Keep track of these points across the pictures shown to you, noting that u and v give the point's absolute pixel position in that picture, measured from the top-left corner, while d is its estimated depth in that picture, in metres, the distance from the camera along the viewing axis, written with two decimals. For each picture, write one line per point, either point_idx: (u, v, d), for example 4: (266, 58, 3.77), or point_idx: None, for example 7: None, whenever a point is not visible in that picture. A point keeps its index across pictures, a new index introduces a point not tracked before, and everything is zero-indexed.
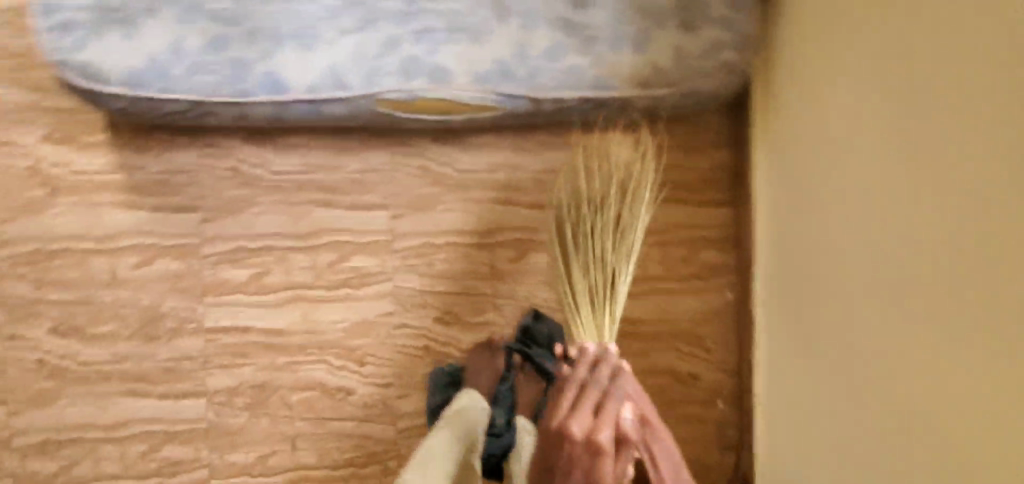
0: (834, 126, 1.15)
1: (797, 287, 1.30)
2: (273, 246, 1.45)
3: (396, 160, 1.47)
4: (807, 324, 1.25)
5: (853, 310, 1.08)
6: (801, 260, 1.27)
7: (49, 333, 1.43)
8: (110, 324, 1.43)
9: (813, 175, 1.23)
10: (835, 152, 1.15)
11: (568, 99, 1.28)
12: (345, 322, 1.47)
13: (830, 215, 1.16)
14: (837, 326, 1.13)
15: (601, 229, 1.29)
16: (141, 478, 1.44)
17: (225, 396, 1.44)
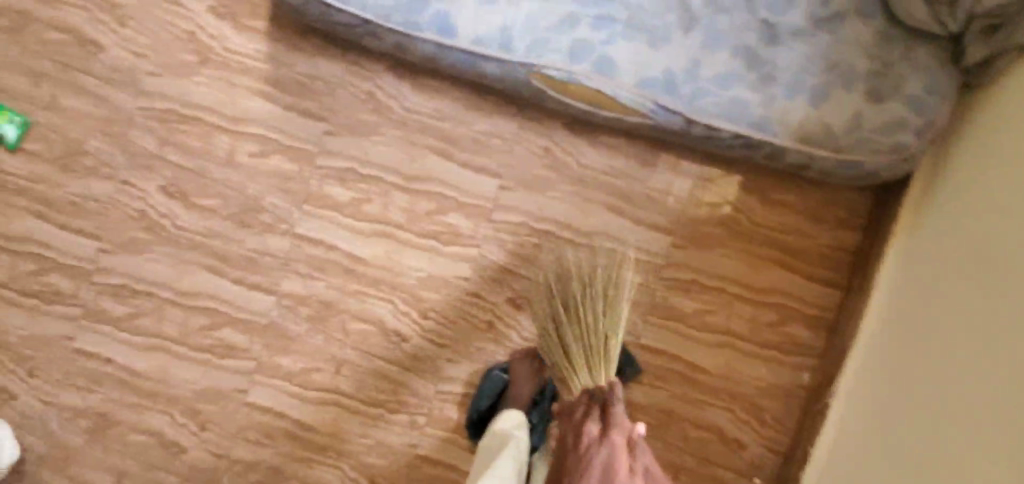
0: (959, 235, 1.20)
1: (870, 374, 1.33)
2: (380, 177, 1.46)
3: (522, 134, 1.45)
4: (865, 407, 1.31)
5: (897, 416, 1.19)
6: (887, 350, 1.31)
7: (156, 190, 1.50)
8: (212, 200, 1.48)
9: (910, 292, 1.30)
10: (950, 258, 1.21)
11: (723, 130, 1.22)
12: (422, 272, 1.47)
13: (928, 314, 1.22)
14: (897, 414, 1.19)
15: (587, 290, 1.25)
16: (194, 350, 1.50)
17: (292, 302, 1.48)
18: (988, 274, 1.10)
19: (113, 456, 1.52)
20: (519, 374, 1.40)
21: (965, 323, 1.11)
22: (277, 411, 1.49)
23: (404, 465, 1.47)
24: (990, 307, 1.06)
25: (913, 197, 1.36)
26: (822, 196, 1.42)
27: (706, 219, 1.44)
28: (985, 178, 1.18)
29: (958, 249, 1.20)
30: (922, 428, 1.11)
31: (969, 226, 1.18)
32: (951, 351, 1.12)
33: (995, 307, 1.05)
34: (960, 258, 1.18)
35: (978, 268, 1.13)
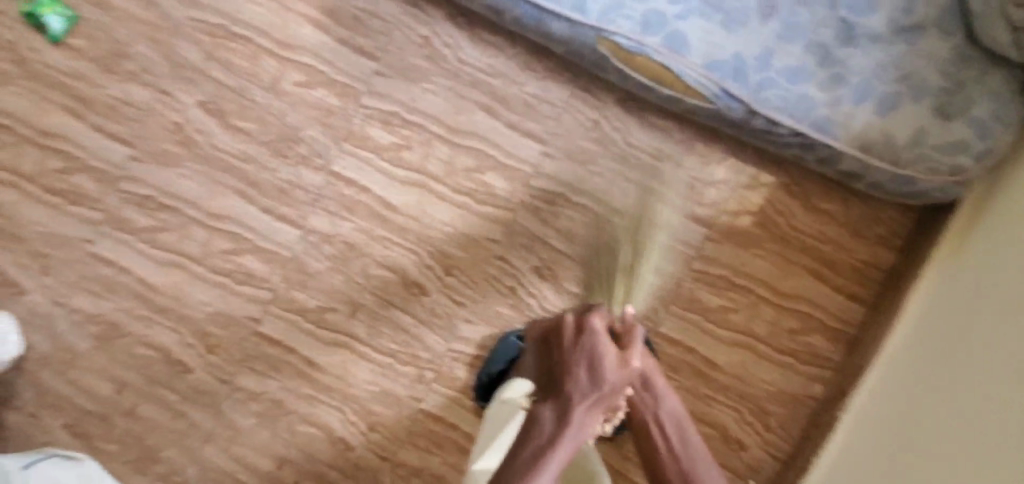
0: (1010, 249, 1.17)
1: (897, 382, 1.31)
2: (424, 126, 1.43)
3: (574, 104, 1.42)
4: (888, 414, 1.28)
5: (897, 439, 1.21)
6: (919, 361, 1.28)
7: (195, 105, 1.47)
8: (250, 124, 1.46)
9: (950, 302, 1.28)
10: (998, 272, 1.18)
11: (783, 125, 1.21)
12: (451, 228, 1.45)
13: (967, 327, 1.19)
14: (922, 425, 1.17)
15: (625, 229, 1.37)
16: (212, 273, 1.48)
17: (317, 239, 1.46)
18: (1012, 296, 1.11)
19: (117, 366, 1.51)
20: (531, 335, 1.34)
21: (980, 358, 1.12)
22: (287, 345, 1.48)
23: (406, 416, 1.47)
24: (1005, 331, 1.09)
25: (958, 225, 1.35)
26: (864, 210, 1.40)
27: (744, 216, 1.42)
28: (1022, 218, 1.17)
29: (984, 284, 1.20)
30: (921, 453, 1.12)
31: (998, 263, 1.19)
32: (961, 370, 1.15)
33: (1016, 340, 1.05)
34: (1007, 269, 1.16)
35: (999, 304, 1.14)
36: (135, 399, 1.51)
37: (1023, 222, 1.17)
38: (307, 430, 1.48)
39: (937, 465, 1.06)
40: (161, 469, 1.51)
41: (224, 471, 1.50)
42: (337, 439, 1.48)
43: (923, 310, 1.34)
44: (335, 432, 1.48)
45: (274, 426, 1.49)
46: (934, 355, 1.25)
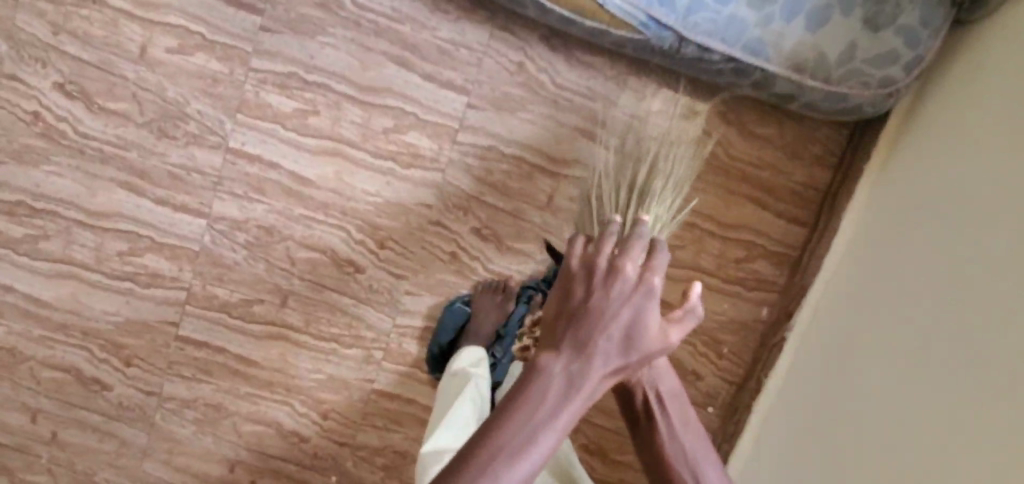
0: (930, 186, 1.20)
1: (826, 308, 1.36)
2: (329, 87, 1.27)
3: (494, 46, 1.29)
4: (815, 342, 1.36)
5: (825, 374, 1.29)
6: (846, 288, 1.33)
7: (50, 88, 1.24)
8: (123, 104, 1.25)
9: (875, 227, 1.31)
10: (919, 208, 1.21)
11: (715, 51, 1.14)
12: (378, 198, 1.32)
13: (891, 261, 1.23)
14: (846, 361, 1.25)
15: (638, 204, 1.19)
16: (112, 279, 1.31)
17: (228, 226, 1.30)
18: (935, 238, 1.15)
19: (22, 394, 1.35)
20: (481, 306, 1.33)
21: (904, 299, 1.17)
22: (216, 345, 1.35)
23: (359, 399, 1.40)
24: (927, 275, 1.14)
25: (890, 132, 1.34)
26: (798, 132, 1.38)
27: None
28: (954, 176, 1.15)
29: (909, 239, 1.21)
30: (840, 422, 1.20)
31: (922, 195, 1.21)
32: (882, 305, 1.21)
33: (941, 290, 1.10)
34: (929, 204, 1.19)
35: (927, 275, 1.14)
36: (52, 426, 1.37)
37: (942, 159, 1.19)
38: (255, 428, 1.39)
39: (863, 409, 1.16)
40: None
41: None
42: (289, 433, 1.40)
43: (854, 242, 1.36)
44: (286, 426, 1.40)
45: (217, 430, 1.39)
46: (861, 306, 1.27)
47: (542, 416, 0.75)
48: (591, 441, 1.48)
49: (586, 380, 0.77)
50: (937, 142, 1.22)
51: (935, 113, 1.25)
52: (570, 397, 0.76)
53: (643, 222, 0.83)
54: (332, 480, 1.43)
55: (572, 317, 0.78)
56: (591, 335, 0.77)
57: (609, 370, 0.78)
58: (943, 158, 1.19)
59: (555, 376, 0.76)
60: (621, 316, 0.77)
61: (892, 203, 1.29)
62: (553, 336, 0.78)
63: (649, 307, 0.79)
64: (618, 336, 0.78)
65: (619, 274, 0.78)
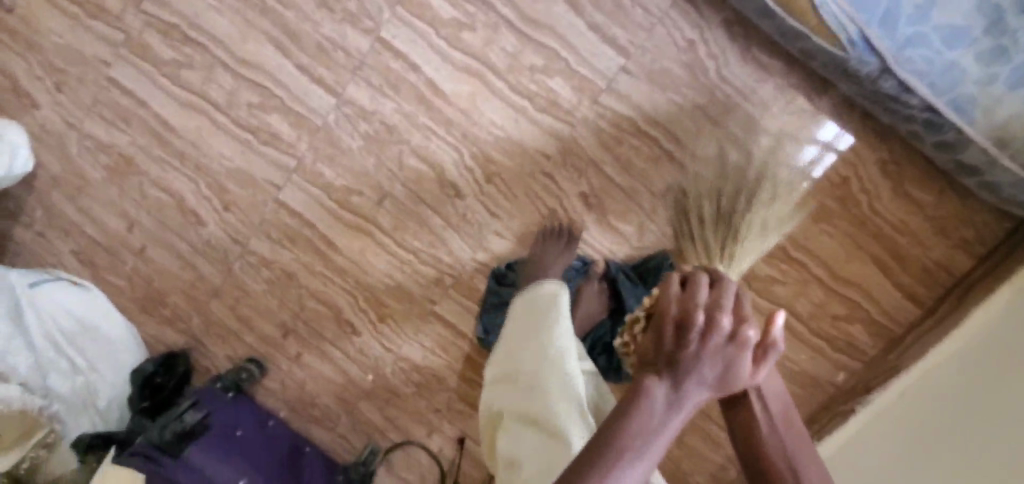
0: None
1: (916, 390, 1.28)
2: (493, 6, 1.23)
3: (671, 16, 1.21)
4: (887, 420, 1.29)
5: (884, 448, 1.24)
6: (946, 378, 1.23)
7: None
8: None
9: (1006, 326, 1.18)
10: None
11: (916, 95, 1.03)
12: (501, 132, 1.30)
13: (1006, 360, 1.12)
14: (909, 442, 1.19)
15: (722, 228, 1.13)
16: (236, 127, 1.36)
17: (354, 112, 1.31)
18: None
19: (128, 204, 1.44)
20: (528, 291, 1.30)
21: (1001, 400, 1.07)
22: (307, 219, 1.40)
23: (417, 315, 1.43)
24: None
25: None
26: (955, 208, 1.27)
27: (824, 186, 1.29)
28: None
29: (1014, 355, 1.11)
30: None
31: None
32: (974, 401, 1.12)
33: None
34: None
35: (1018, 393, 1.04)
36: (145, 241, 1.46)
37: None
38: (316, 307, 1.45)
39: None
40: (166, 314, 1.50)
41: (229, 328, 1.49)
42: (344, 322, 1.45)
43: (955, 351, 1.26)
44: (344, 315, 1.45)
45: (284, 296, 1.45)
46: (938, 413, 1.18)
47: (639, 445, 0.75)
48: None
49: (681, 407, 0.75)
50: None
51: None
52: (665, 421, 0.75)
53: (724, 304, 0.75)
54: (368, 378, 1.48)
55: (668, 355, 0.76)
56: (684, 376, 0.75)
57: (701, 402, 0.77)
58: None
59: (653, 402, 0.75)
60: (711, 367, 0.74)
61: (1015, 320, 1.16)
62: (655, 364, 0.77)
63: (745, 351, 0.75)
64: (712, 376, 0.75)
65: (720, 324, 0.74)
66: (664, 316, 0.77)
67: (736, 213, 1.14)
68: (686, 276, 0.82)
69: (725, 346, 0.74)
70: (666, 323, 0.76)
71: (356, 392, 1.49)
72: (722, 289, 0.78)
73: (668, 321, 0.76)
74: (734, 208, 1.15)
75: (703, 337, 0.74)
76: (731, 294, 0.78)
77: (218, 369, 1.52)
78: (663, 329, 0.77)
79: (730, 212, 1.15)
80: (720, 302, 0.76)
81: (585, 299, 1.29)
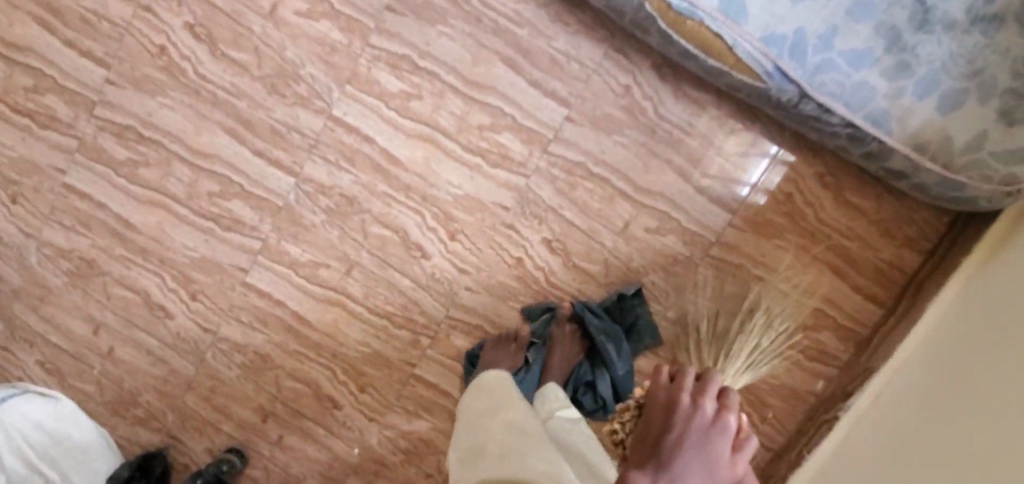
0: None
1: (893, 392, 1.30)
2: (437, 75, 1.29)
3: (605, 65, 1.29)
4: (868, 425, 1.30)
5: (866, 452, 1.23)
6: (918, 377, 1.25)
7: (184, 28, 1.28)
8: (247, 55, 1.29)
9: (963, 320, 1.23)
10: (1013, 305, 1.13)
11: (835, 114, 1.10)
12: (459, 190, 1.34)
13: (969, 355, 1.16)
14: (891, 444, 1.19)
15: (718, 347, 1.22)
16: (197, 217, 1.36)
17: (314, 189, 1.33)
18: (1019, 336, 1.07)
19: (93, 306, 1.42)
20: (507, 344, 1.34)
21: (971, 394, 1.10)
22: (277, 299, 1.39)
23: (398, 380, 1.42)
24: (1003, 373, 1.06)
25: (995, 232, 1.28)
26: (893, 210, 1.35)
27: (770, 204, 1.36)
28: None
29: (984, 339, 1.14)
30: None
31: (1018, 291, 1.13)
32: (947, 396, 1.15)
33: (1010, 390, 1.02)
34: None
35: (1001, 374, 1.06)
36: (112, 342, 1.43)
37: None
38: (295, 386, 1.43)
39: None
40: (139, 414, 1.46)
41: (205, 420, 1.45)
42: (325, 398, 1.43)
43: (921, 347, 1.30)
44: (324, 390, 1.43)
45: (260, 379, 1.43)
46: (922, 406, 1.19)
47: None
48: None
49: None
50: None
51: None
52: None
53: (715, 382, 0.84)
54: (354, 452, 1.45)
55: (654, 449, 0.80)
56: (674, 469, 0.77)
57: None
58: None
59: None
60: (697, 456, 0.77)
61: (974, 310, 1.22)
62: (642, 460, 0.80)
63: (725, 440, 0.79)
64: (700, 468, 0.77)
65: (702, 409, 0.81)
66: (655, 397, 0.85)
67: (734, 335, 1.22)
68: (676, 368, 0.89)
69: (712, 439, 0.79)
70: (656, 401, 0.85)
71: (344, 468, 1.45)
72: (708, 380, 0.85)
73: (657, 405, 0.84)
74: (728, 329, 1.25)
75: (687, 422, 0.80)
76: (723, 387, 0.86)
77: (197, 464, 1.46)
78: (655, 405, 0.84)
79: (729, 331, 1.24)
80: (710, 392, 0.83)
81: (559, 340, 1.34)
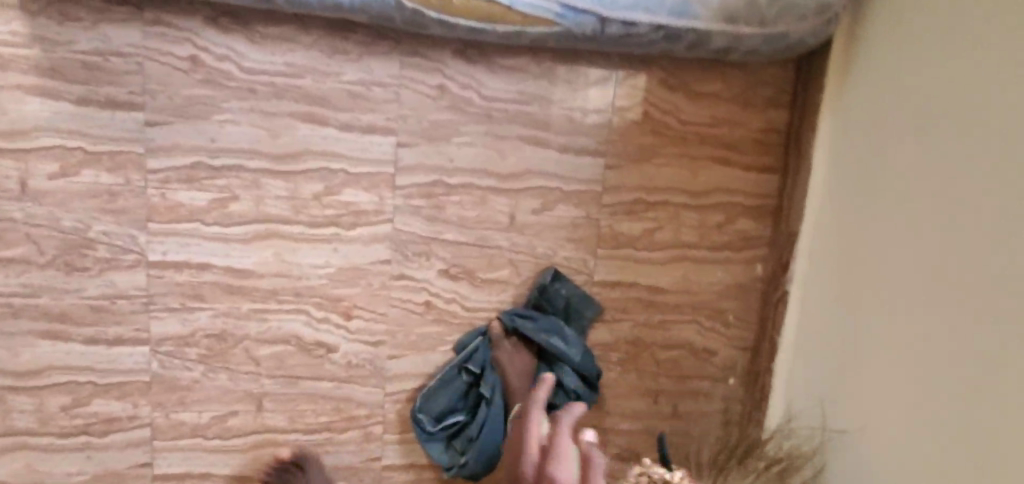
0: (898, 117, 1.13)
1: (820, 251, 1.31)
2: (241, 166, 1.13)
3: (408, 75, 1.18)
4: (814, 293, 1.32)
5: (829, 324, 1.26)
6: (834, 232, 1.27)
7: None
8: (22, 247, 1.08)
9: (850, 162, 1.24)
10: (892, 142, 1.14)
11: (639, 24, 1.06)
12: (329, 268, 1.20)
13: (873, 201, 1.17)
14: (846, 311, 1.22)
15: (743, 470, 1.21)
16: (64, 437, 1.16)
17: (175, 346, 1.16)
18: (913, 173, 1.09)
19: None
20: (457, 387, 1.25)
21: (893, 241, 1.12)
22: (200, 473, 1.22)
23: (371, 479, 1.30)
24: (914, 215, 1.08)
25: (836, 60, 1.29)
26: (742, 81, 1.34)
27: (633, 130, 1.31)
28: (921, 118, 1.09)
29: (883, 190, 1.15)
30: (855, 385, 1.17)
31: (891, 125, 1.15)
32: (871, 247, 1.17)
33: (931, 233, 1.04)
34: (901, 135, 1.12)
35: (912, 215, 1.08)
36: None
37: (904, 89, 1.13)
38: None
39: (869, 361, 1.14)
40: None
41: None
42: None
43: (828, 210, 1.30)
44: None
45: None
46: (859, 273, 1.19)
47: None
48: (622, 447, 1.43)
49: None
50: (886, 90, 1.17)
51: (868, 65, 1.22)
52: None
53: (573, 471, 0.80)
54: None
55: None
56: None
57: None
58: (906, 84, 1.12)
59: None
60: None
61: (857, 160, 1.23)
62: None
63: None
64: None
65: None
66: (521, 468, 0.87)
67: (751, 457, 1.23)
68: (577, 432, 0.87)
69: None
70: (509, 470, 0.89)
71: None
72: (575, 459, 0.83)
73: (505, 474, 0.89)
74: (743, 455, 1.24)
75: None
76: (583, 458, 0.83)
77: None
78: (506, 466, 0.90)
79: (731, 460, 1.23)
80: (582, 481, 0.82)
81: (506, 359, 1.27)
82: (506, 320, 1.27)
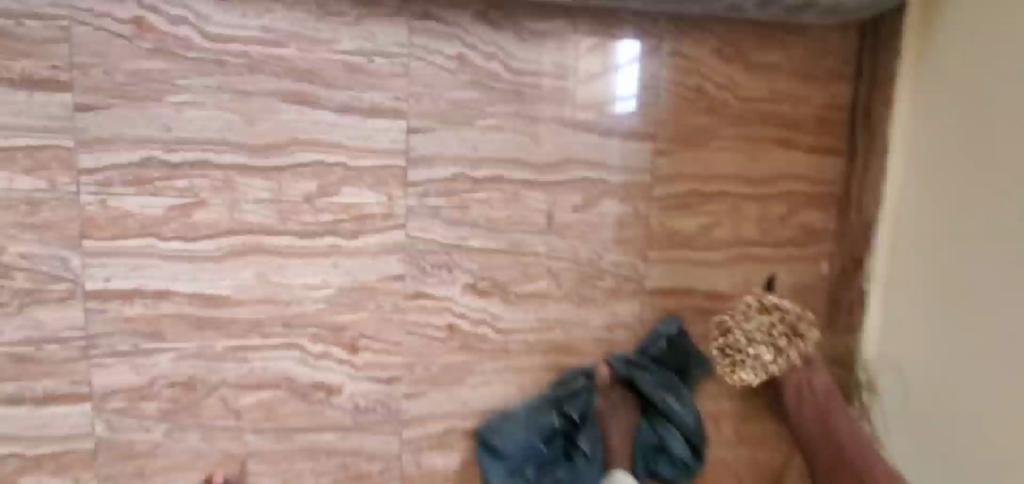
0: (1007, 84, 0.98)
1: (912, 242, 1.15)
2: (208, 163, 0.87)
3: (420, 44, 0.94)
4: (907, 291, 1.15)
5: (933, 326, 1.10)
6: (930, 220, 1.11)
7: None
8: None
9: (944, 140, 1.09)
10: (1001, 113, 0.99)
11: None
12: (328, 288, 0.95)
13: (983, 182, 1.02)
14: (957, 311, 1.05)
15: None
16: None
17: (126, 401, 0.88)
18: None
19: None
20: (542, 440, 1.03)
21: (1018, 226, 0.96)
22: None
23: None
24: None
25: (910, 24, 1.14)
26: (804, 49, 1.15)
27: (686, 108, 1.10)
28: None
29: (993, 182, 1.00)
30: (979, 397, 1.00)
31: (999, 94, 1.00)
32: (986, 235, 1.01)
33: None
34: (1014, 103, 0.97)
35: None
36: None
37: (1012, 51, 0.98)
38: None
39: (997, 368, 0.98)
40: None
41: None
42: None
43: (916, 196, 1.14)
44: None
45: None
46: (973, 264, 1.03)
47: None
48: None
49: None
50: (1004, 53, 0.99)
51: (981, 11, 1.02)
52: None
53: None
54: None
55: None
56: None
57: None
58: (1012, 44, 0.97)
59: None
60: None
61: (943, 134, 1.10)
62: None
63: None
64: None
65: None
66: None
67: None
68: None
69: None
70: None
71: None
72: None
73: None
74: None
75: None
76: None
77: None
78: None
79: None
80: None
81: (607, 416, 1.10)
82: (615, 362, 1.09)
